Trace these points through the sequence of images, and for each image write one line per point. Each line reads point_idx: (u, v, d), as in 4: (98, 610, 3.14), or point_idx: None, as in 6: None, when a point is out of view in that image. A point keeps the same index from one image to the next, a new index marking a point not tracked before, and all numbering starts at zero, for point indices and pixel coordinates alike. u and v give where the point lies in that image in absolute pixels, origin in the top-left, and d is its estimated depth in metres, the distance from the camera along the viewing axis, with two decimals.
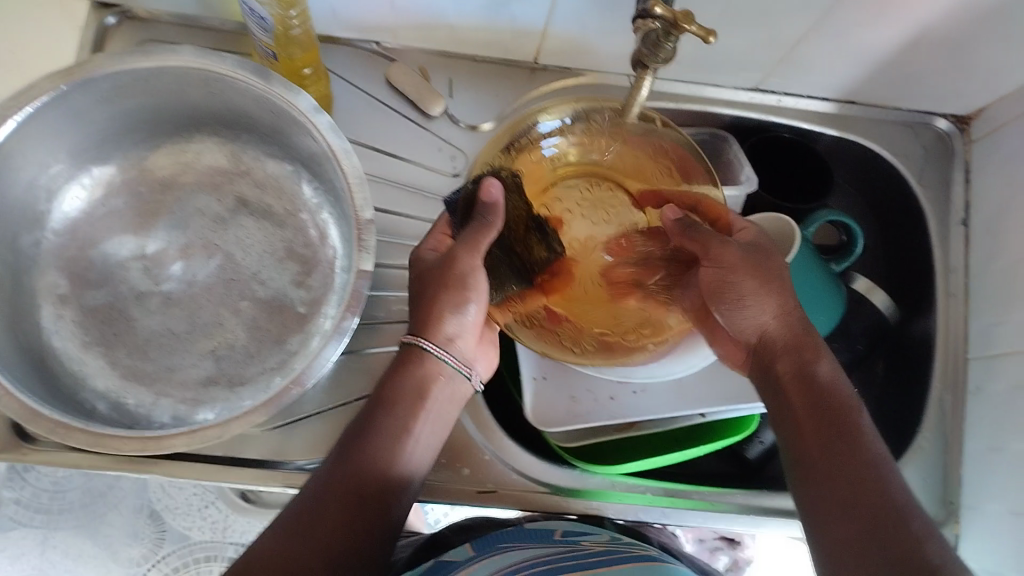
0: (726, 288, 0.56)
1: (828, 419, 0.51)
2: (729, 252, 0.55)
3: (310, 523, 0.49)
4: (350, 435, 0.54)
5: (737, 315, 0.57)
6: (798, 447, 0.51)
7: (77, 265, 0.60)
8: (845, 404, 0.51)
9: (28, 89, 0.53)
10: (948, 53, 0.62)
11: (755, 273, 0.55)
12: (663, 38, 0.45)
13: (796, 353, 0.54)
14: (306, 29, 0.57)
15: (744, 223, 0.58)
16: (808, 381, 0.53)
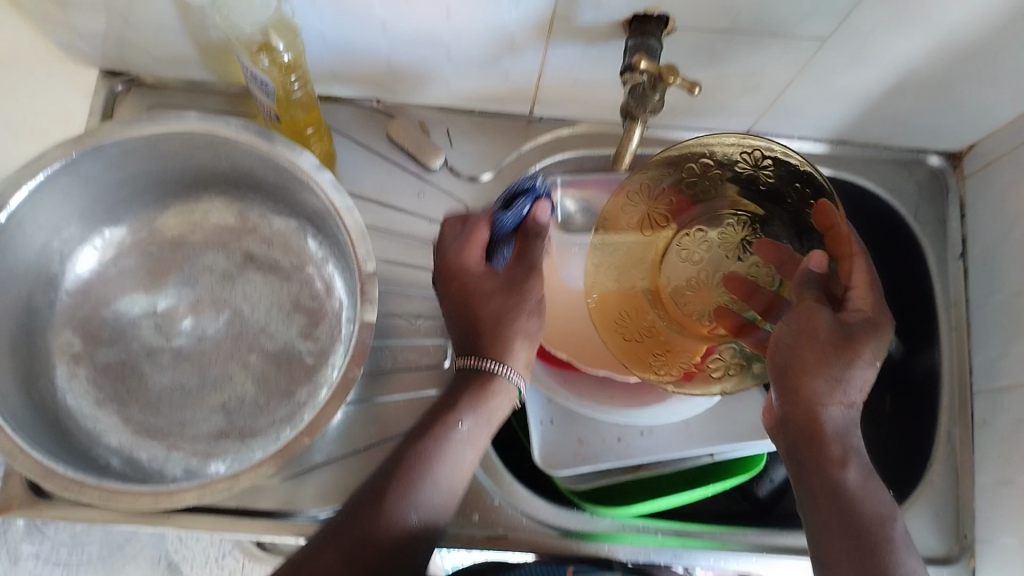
0: (789, 356, 0.52)
1: (860, 535, 0.49)
2: (823, 322, 0.53)
3: (357, 534, 0.50)
4: (405, 448, 0.54)
5: (817, 385, 0.52)
6: (817, 549, 0.50)
7: (90, 324, 0.62)
8: (878, 521, 0.49)
9: (42, 156, 0.55)
10: (938, 95, 0.63)
11: (824, 350, 0.52)
12: (650, 90, 0.50)
13: (822, 453, 0.51)
14: (306, 91, 0.59)
15: (860, 307, 0.55)
16: (842, 491, 0.50)
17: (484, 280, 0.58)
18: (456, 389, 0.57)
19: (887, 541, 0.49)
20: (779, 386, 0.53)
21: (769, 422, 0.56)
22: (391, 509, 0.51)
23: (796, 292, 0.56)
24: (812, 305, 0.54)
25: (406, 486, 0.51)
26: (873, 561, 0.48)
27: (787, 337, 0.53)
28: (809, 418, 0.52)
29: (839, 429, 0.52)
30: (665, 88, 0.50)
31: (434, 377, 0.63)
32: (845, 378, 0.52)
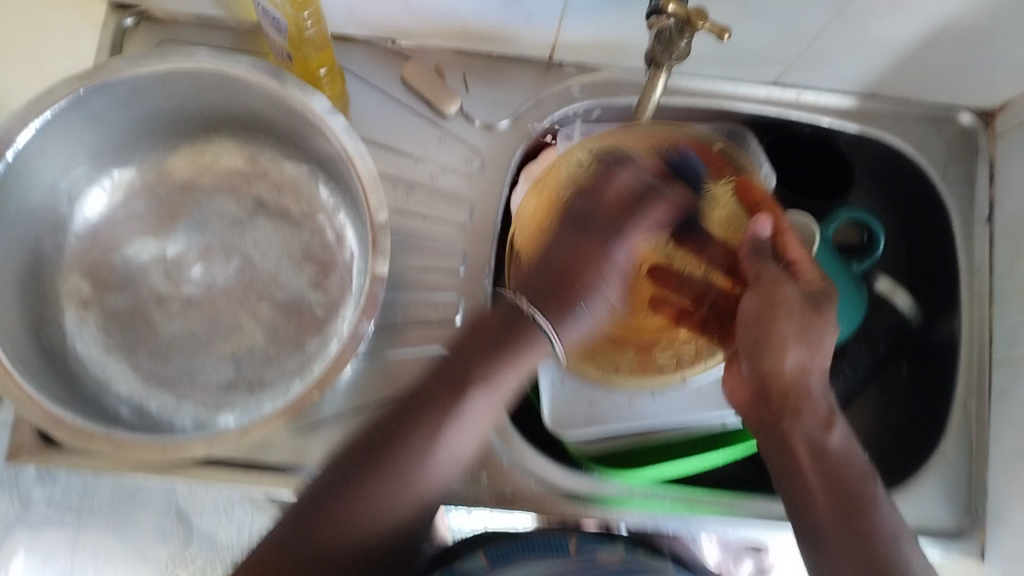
0: (765, 331, 0.51)
1: (845, 491, 0.50)
2: (786, 292, 0.52)
3: (323, 514, 0.46)
4: (394, 417, 0.48)
5: (776, 359, 0.51)
6: (805, 515, 0.50)
7: (99, 268, 0.61)
8: (860, 476, 0.50)
9: (47, 94, 0.53)
10: (974, 48, 0.60)
11: (799, 320, 0.51)
12: (677, 35, 0.48)
13: (805, 416, 0.52)
14: (320, 30, 0.57)
15: (814, 275, 0.53)
16: (820, 451, 0.51)
17: (599, 260, 0.52)
18: (485, 342, 0.49)
19: (871, 500, 0.49)
20: (758, 358, 0.52)
21: (742, 396, 0.56)
22: (403, 467, 0.47)
23: (751, 262, 0.53)
24: (773, 275, 0.52)
25: (418, 441, 0.47)
26: (860, 520, 0.49)
27: (754, 308, 0.52)
28: (792, 383, 0.52)
29: (821, 392, 0.53)
30: (693, 33, 0.48)
31: (446, 332, 0.62)
32: (822, 344, 0.52)
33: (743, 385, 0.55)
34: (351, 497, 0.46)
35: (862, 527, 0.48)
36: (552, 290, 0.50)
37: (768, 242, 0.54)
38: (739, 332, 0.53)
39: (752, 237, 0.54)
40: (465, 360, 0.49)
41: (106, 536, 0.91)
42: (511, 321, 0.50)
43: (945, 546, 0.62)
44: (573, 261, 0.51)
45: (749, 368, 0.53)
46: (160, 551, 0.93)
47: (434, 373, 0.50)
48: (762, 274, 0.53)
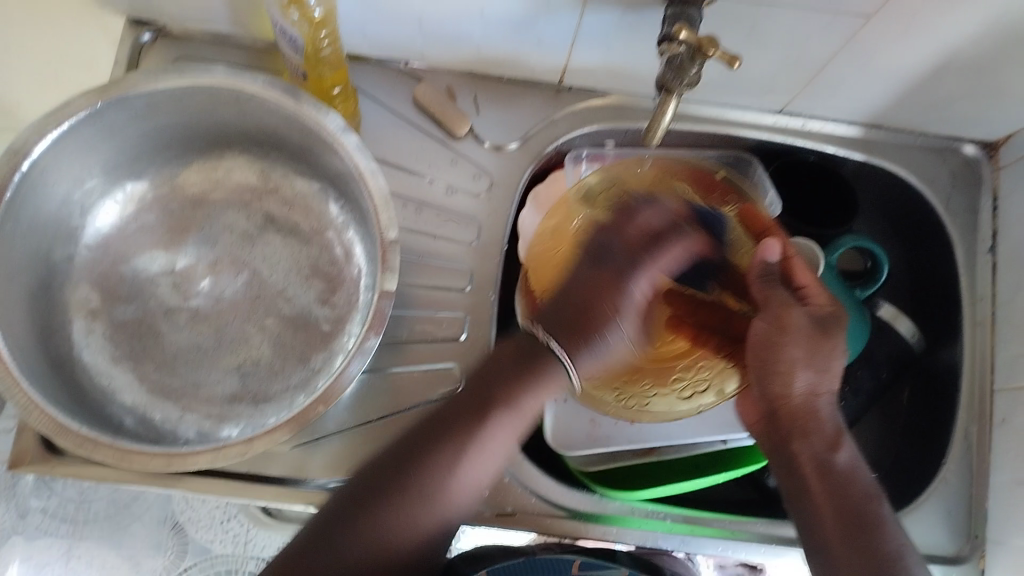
0: (774, 354, 0.52)
1: (852, 506, 0.51)
2: (793, 315, 0.52)
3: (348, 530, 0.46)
4: (422, 432, 0.49)
5: (777, 381, 0.53)
6: (812, 532, 0.52)
7: (108, 280, 0.61)
8: (867, 494, 0.52)
9: (64, 106, 0.54)
10: (978, 82, 0.61)
11: (807, 343, 0.53)
12: (688, 61, 0.49)
13: (813, 437, 0.54)
14: (336, 49, 0.58)
15: (824, 300, 0.55)
16: (828, 469, 0.53)
17: (618, 292, 0.48)
18: (504, 369, 0.49)
19: (878, 518, 0.51)
20: (770, 376, 0.53)
21: (753, 417, 0.57)
22: (424, 487, 0.47)
23: (760, 288, 0.54)
24: (782, 299, 0.53)
25: (441, 463, 0.48)
26: (864, 537, 0.50)
27: (764, 333, 0.52)
28: (801, 407, 0.54)
29: (828, 415, 0.55)
30: (703, 61, 0.48)
31: (449, 351, 0.62)
32: (829, 366, 0.54)
33: (754, 407, 0.56)
34: (370, 516, 0.47)
35: (867, 543, 0.50)
36: (577, 312, 0.47)
37: (779, 267, 0.54)
38: (748, 355, 0.53)
39: (761, 264, 0.54)
40: (479, 387, 0.49)
41: (101, 547, 0.91)
42: (530, 351, 0.49)
43: (945, 572, 0.62)
44: (588, 297, 0.48)
45: (760, 390, 0.55)
46: (155, 561, 0.91)
47: (465, 389, 0.50)
48: (771, 298, 0.53)
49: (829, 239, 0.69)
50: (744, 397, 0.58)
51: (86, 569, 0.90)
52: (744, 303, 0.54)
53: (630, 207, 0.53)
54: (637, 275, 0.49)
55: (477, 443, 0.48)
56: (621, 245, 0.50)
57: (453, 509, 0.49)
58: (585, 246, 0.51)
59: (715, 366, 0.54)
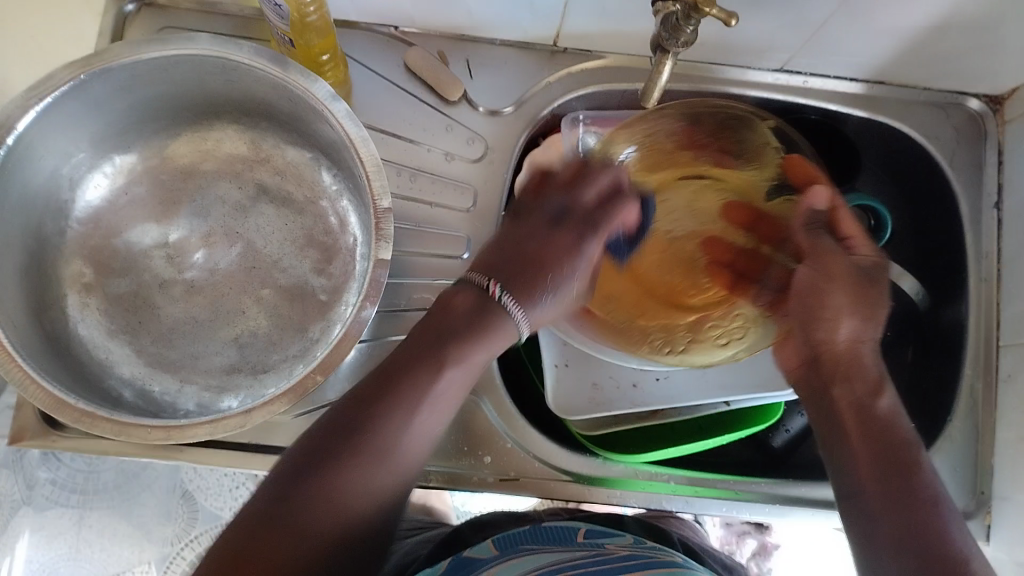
0: (817, 299, 0.55)
1: (887, 450, 0.50)
2: (838, 262, 0.55)
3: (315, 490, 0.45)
4: (377, 383, 0.49)
5: (815, 328, 0.55)
6: (849, 477, 0.51)
7: (101, 253, 0.61)
8: (904, 440, 0.51)
9: (47, 79, 0.53)
10: (983, 35, 0.60)
11: (854, 293, 0.55)
12: (683, 21, 0.47)
13: (856, 380, 0.54)
14: (323, 15, 0.56)
15: (868, 247, 0.57)
16: (866, 413, 0.52)
17: (569, 251, 0.55)
18: (446, 323, 0.51)
19: (917, 462, 0.49)
20: (817, 326, 0.55)
21: (792, 362, 0.57)
22: (375, 448, 0.47)
23: (806, 237, 0.56)
24: (829, 247, 0.56)
25: (389, 421, 0.48)
26: (903, 481, 0.48)
27: (812, 279, 0.55)
28: (843, 351, 0.55)
29: (871, 359, 0.55)
30: (699, 19, 0.47)
31: None
32: (872, 315, 0.55)
33: (790, 352, 0.57)
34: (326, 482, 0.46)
35: (906, 485, 0.48)
36: (519, 283, 0.54)
37: (822, 214, 0.56)
38: (793, 300, 0.56)
39: (807, 211, 0.56)
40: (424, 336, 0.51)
41: (112, 516, 0.92)
42: (477, 306, 0.52)
43: None
44: (540, 250, 0.55)
45: (801, 337, 0.56)
46: (166, 529, 0.93)
47: (412, 336, 0.52)
48: (817, 247, 0.55)
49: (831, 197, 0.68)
50: (783, 343, 0.58)
51: (97, 538, 0.92)
52: (782, 251, 0.56)
53: (601, 172, 0.57)
54: (593, 242, 0.56)
55: (428, 397, 0.49)
56: (572, 200, 0.56)
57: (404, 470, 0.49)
58: (545, 216, 0.56)
59: (748, 317, 0.56)
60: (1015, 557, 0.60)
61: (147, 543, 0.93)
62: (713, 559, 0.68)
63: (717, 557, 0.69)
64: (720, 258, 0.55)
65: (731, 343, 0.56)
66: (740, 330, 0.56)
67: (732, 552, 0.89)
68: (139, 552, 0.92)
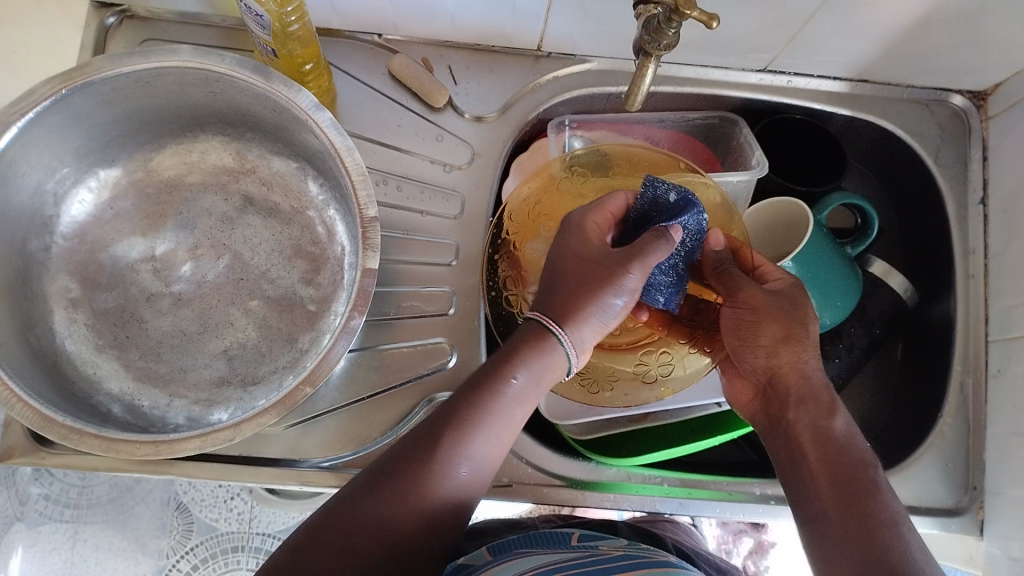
0: (752, 329, 0.54)
1: (846, 472, 0.50)
2: (757, 294, 0.53)
3: (383, 511, 0.45)
4: (446, 416, 0.48)
5: (747, 355, 0.55)
6: (811, 504, 0.50)
7: (87, 268, 0.60)
8: (863, 462, 0.50)
9: (29, 94, 0.53)
10: (965, 30, 0.60)
11: (783, 321, 0.54)
12: (665, 24, 0.47)
13: (808, 406, 0.53)
14: (304, 24, 0.56)
15: (779, 274, 0.56)
16: (823, 436, 0.52)
17: (588, 244, 0.50)
18: (512, 344, 0.50)
19: (876, 486, 0.49)
20: (754, 355, 0.55)
21: (746, 395, 0.58)
22: (447, 466, 0.47)
23: (717, 279, 0.55)
24: (744, 279, 0.54)
25: (444, 448, 0.47)
26: (863, 507, 0.48)
27: (744, 318, 0.54)
28: (791, 377, 0.54)
29: (820, 382, 0.54)
30: (681, 21, 0.47)
31: (438, 326, 0.62)
32: (808, 336, 0.54)
33: (746, 384, 0.58)
34: (371, 507, 0.45)
35: (864, 512, 0.48)
36: (571, 295, 0.48)
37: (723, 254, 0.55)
38: (725, 335, 0.56)
39: (710, 255, 0.55)
40: (498, 363, 0.49)
41: (106, 530, 0.92)
42: (531, 333, 0.49)
43: (941, 524, 0.63)
44: (562, 264, 0.50)
45: (748, 368, 0.56)
46: (161, 542, 0.93)
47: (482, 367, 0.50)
48: (736, 283, 0.54)
49: (818, 196, 0.66)
50: (734, 376, 0.59)
51: (93, 553, 0.91)
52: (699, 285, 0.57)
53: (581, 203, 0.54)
54: (596, 225, 0.51)
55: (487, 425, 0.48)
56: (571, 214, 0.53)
57: (454, 507, 0.47)
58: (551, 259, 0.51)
59: (677, 353, 0.57)
60: (1008, 551, 0.60)
61: (142, 557, 0.92)
62: (705, 562, 0.68)
63: (710, 562, 0.69)
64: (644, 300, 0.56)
65: (656, 381, 0.58)
66: (669, 365, 0.57)
67: (730, 551, 0.90)
68: (135, 566, 0.92)
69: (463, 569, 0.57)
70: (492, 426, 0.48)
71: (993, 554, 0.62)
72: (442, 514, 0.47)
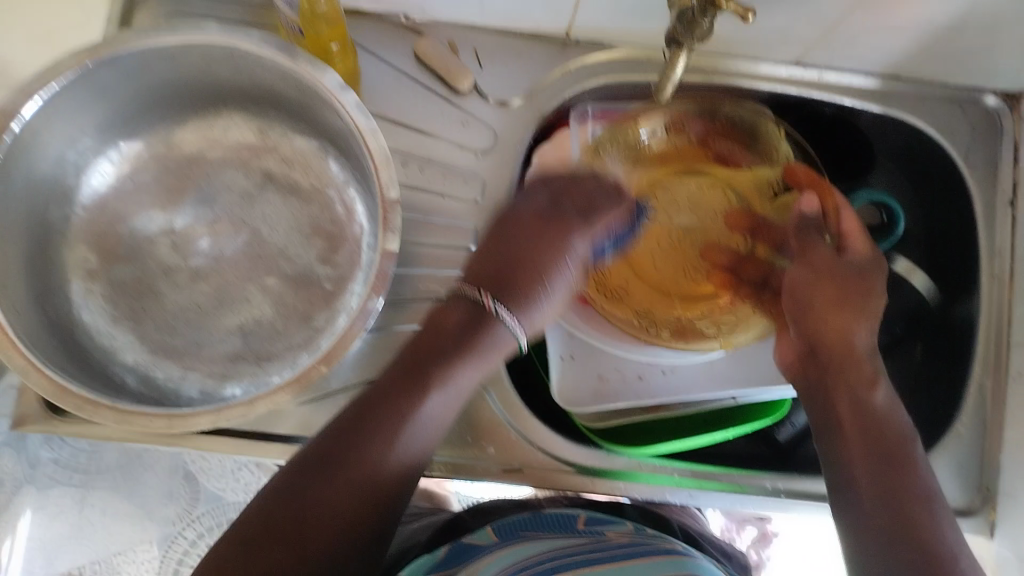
0: (808, 293, 0.56)
1: (883, 446, 0.50)
2: (821, 258, 0.57)
3: (319, 484, 0.49)
4: (371, 402, 0.52)
5: (803, 319, 0.56)
6: (843, 470, 0.51)
7: (105, 240, 0.60)
8: (900, 437, 0.51)
9: (53, 65, 0.52)
10: (998, 30, 0.59)
11: (842, 289, 0.56)
12: (699, 16, 0.46)
13: (850, 375, 0.53)
14: (331, 2, 0.55)
15: (867, 249, 0.58)
16: (862, 407, 0.52)
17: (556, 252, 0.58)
18: (443, 319, 0.55)
19: (911, 462, 0.50)
20: (805, 318, 0.56)
21: (786, 356, 0.58)
22: (379, 443, 0.50)
23: (797, 237, 0.59)
24: (819, 245, 0.58)
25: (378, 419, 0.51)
26: (897, 479, 0.49)
27: (805, 279, 0.57)
28: (838, 343, 0.54)
29: (866, 353, 0.55)
30: (715, 14, 0.46)
31: None
32: (863, 307, 0.56)
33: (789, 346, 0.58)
34: (310, 482, 0.49)
35: (899, 485, 0.49)
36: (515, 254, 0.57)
37: (816, 218, 0.59)
38: (787, 300, 0.58)
39: (799, 216, 0.59)
40: (416, 357, 0.53)
41: None
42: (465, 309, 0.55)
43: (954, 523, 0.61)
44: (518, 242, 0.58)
45: (798, 329, 0.56)
46: None
47: (403, 357, 0.54)
48: (809, 247, 0.57)
49: None
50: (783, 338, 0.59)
51: None
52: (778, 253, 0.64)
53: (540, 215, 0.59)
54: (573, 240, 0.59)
55: (413, 409, 0.51)
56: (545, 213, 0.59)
57: (398, 478, 0.51)
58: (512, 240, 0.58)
59: (741, 311, 0.64)
60: (1020, 556, 0.60)
61: None
62: (713, 545, 0.69)
63: (717, 547, 0.69)
64: (717, 260, 0.66)
65: (720, 334, 0.64)
66: (734, 322, 0.64)
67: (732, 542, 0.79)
68: None
69: (468, 549, 0.57)
70: (418, 412, 0.52)
71: (1004, 556, 0.61)
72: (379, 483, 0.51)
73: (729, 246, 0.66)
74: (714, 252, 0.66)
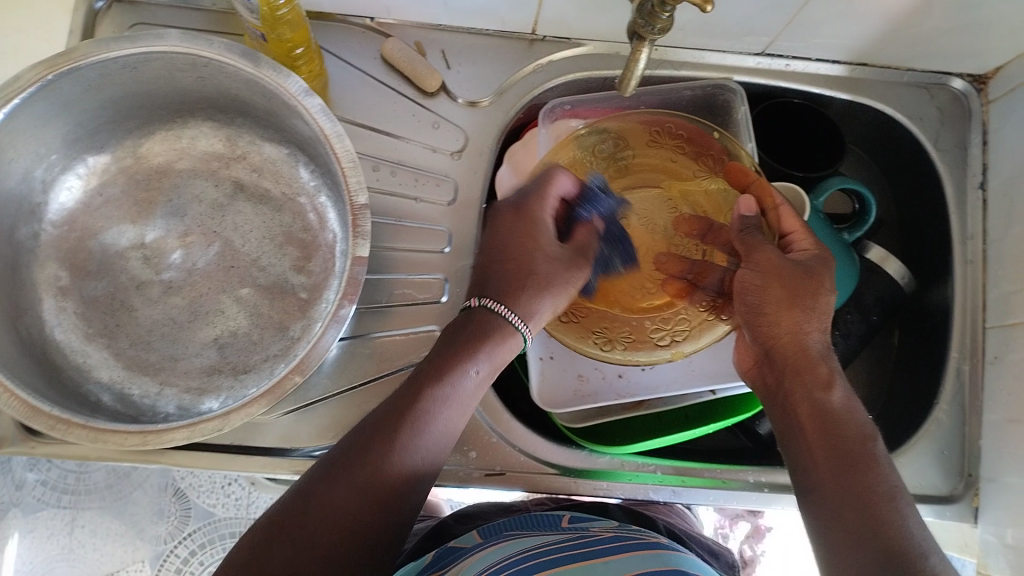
0: (759, 294, 0.54)
1: (842, 446, 0.50)
2: (768, 256, 0.55)
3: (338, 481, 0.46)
4: (389, 408, 0.49)
5: (754, 322, 0.55)
6: (808, 474, 0.50)
7: (76, 256, 0.60)
8: (861, 434, 0.50)
9: (13, 80, 0.52)
10: (964, 14, 0.59)
11: (790, 287, 0.54)
12: (659, 7, 0.46)
13: (807, 377, 0.53)
14: (293, 7, 0.55)
15: (811, 245, 0.56)
16: (822, 410, 0.51)
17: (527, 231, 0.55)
18: (455, 325, 0.52)
19: (874, 459, 0.49)
20: (756, 322, 0.55)
21: (748, 361, 0.58)
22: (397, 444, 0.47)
23: (741, 240, 0.57)
24: (764, 244, 0.55)
25: (404, 428, 0.48)
26: (860, 478, 0.48)
27: (755, 281, 0.54)
28: (790, 346, 0.54)
29: (820, 355, 0.54)
30: (674, 5, 0.46)
31: (431, 314, 0.61)
32: (816, 306, 0.54)
33: (747, 352, 0.58)
34: (327, 494, 0.45)
35: (863, 484, 0.47)
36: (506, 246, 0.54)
37: (755, 219, 0.58)
38: (736, 303, 0.56)
39: (739, 219, 0.58)
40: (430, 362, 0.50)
41: (104, 516, 0.92)
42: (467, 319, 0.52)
43: (937, 511, 0.62)
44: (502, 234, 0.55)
45: (752, 335, 0.56)
46: (158, 527, 0.93)
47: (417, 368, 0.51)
48: (755, 246, 0.55)
49: (814, 182, 0.66)
50: (741, 343, 0.59)
51: (90, 539, 0.91)
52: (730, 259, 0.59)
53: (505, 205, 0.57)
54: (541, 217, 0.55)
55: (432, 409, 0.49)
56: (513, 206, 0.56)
57: (410, 482, 0.48)
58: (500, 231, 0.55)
59: (694, 319, 0.60)
60: (1003, 540, 0.60)
61: (140, 543, 0.92)
62: (698, 544, 0.68)
63: (703, 544, 0.69)
64: (667, 270, 0.60)
65: (672, 343, 0.60)
66: (686, 329, 0.60)
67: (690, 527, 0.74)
68: (133, 551, 0.92)
69: (453, 552, 0.56)
70: (439, 411, 0.49)
71: (988, 542, 0.61)
72: (395, 488, 0.47)
73: (681, 254, 0.61)
74: (666, 261, 0.61)
